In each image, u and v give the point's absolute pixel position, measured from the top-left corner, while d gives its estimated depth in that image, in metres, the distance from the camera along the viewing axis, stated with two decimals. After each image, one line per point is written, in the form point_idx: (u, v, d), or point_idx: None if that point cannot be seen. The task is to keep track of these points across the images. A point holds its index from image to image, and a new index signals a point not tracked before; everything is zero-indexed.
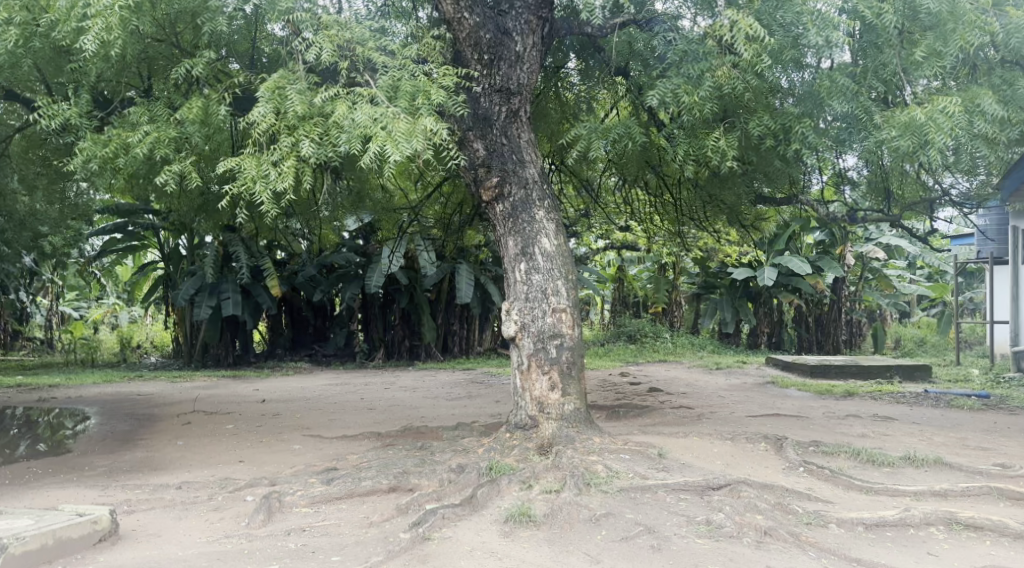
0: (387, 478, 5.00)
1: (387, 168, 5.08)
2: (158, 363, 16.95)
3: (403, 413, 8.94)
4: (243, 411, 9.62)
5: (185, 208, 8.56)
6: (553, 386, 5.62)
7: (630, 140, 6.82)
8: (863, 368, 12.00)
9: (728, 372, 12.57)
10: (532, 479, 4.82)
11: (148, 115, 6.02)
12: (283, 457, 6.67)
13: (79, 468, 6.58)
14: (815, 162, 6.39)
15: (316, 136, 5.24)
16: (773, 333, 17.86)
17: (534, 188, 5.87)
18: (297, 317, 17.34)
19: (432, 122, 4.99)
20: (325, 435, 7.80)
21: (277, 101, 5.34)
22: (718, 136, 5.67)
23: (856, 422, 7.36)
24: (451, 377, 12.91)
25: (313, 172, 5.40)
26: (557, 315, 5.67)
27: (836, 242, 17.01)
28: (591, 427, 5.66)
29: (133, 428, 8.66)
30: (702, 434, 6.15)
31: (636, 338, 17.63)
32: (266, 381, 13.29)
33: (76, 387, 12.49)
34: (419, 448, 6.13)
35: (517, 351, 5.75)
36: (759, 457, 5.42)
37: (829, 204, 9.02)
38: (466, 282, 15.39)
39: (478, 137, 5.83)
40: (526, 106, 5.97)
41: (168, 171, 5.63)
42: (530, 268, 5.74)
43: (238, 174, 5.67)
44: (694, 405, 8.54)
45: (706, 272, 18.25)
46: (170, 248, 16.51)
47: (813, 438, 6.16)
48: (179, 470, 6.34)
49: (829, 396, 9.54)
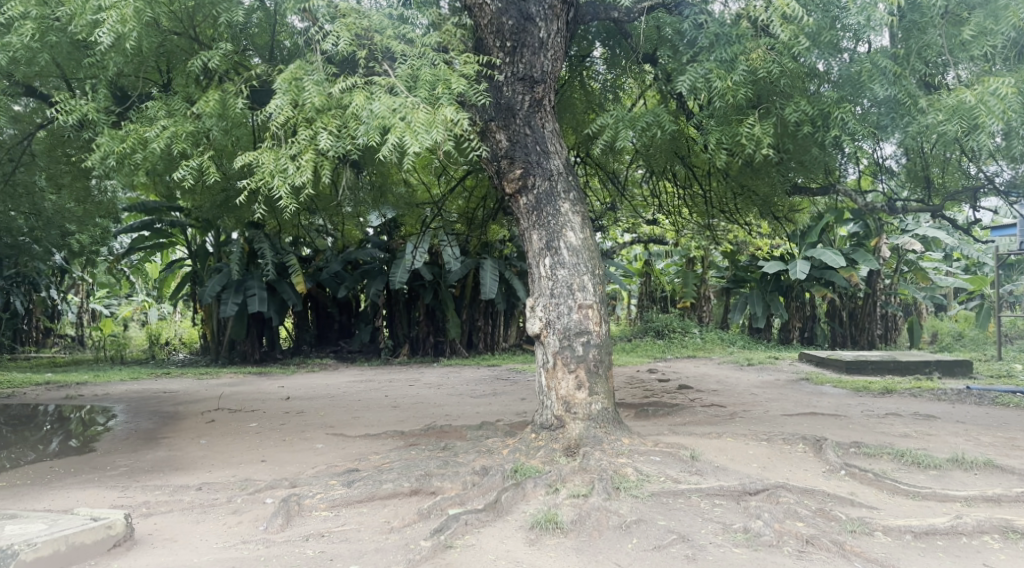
0: (409, 480, 4.84)
1: (407, 161, 4.91)
2: (186, 360, 17.01)
3: (428, 411, 8.80)
4: (267, 409, 9.55)
5: (207, 204, 8.48)
6: (580, 385, 5.41)
7: (659, 129, 6.60)
8: (900, 364, 11.62)
9: (759, 368, 12.28)
10: (559, 482, 4.63)
11: (165, 109, 5.92)
12: (305, 457, 6.56)
13: (101, 468, 6.52)
14: (854, 149, 6.11)
15: (334, 128, 5.10)
16: (805, 328, 17.50)
17: (559, 180, 5.66)
18: (323, 313, 17.31)
19: (452, 112, 4.80)
20: (348, 433, 7.68)
21: (294, 93, 5.19)
22: (752, 123, 5.42)
23: (897, 421, 7.07)
24: (476, 374, 12.77)
25: (332, 165, 5.27)
26: (584, 311, 5.47)
27: (869, 234, 16.61)
28: (619, 427, 5.46)
29: (157, 426, 8.63)
30: (736, 434, 5.92)
31: (664, 333, 17.36)
32: (291, 378, 13.25)
33: (104, 384, 12.53)
34: (442, 448, 5.97)
35: (542, 349, 5.56)
36: (798, 459, 5.18)
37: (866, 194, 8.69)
38: (491, 277, 15.25)
39: (501, 128, 5.65)
40: (550, 94, 5.76)
41: (186, 167, 5.52)
42: (555, 263, 5.55)
43: (256, 168, 5.54)
44: (725, 403, 8.30)
45: (736, 265, 17.91)
46: (196, 245, 16.55)
47: (853, 438, 5.90)
48: (200, 471, 6.25)
49: (866, 394, 9.24)
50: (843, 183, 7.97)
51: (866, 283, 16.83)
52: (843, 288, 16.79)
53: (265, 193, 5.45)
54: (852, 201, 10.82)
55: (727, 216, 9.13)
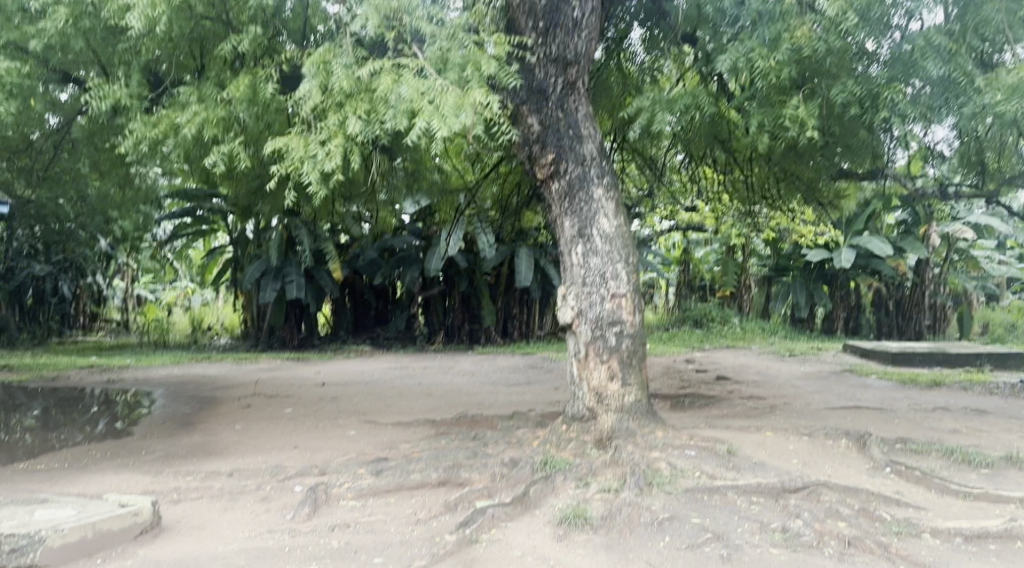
0: (437, 471, 4.76)
1: (436, 146, 4.79)
2: (226, 345, 17.25)
3: (461, 399, 8.75)
4: (302, 394, 9.59)
5: (242, 191, 8.50)
6: (613, 376, 5.27)
7: (697, 111, 6.41)
8: (949, 356, 11.24)
9: (801, 359, 11.99)
10: (589, 475, 4.50)
11: (197, 95, 5.90)
12: (336, 444, 6.54)
13: (137, 452, 6.58)
14: (903, 132, 5.82)
15: (364, 113, 5.00)
16: (850, 318, 17.12)
17: (593, 165, 5.49)
18: (360, 300, 17.38)
19: (482, 95, 4.67)
20: (380, 420, 7.66)
21: (323, 77, 5.12)
22: (796, 104, 5.19)
23: (945, 416, 6.79)
24: (512, 362, 12.70)
25: (362, 151, 5.19)
26: (617, 300, 5.31)
27: (919, 222, 16.07)
28: (654, 420, 5.30)
29: (194, 410, 8.72)
30: (775, 428, 5.72)
31: (702, 322, 17.10)
32: (327, 364, 13.33)
33: (146, 368, 12.73)
34: (473, 438, 5.88)
35: (574, 339, 5.43)
36: (840, 456, 4.97)
37: (916, 181, 8.39)
38: (526, 265, 15.17)
39: (533, 112, 5.49)
40: (584, 77, 5.59)
41: (217, 152, 5.51)
42: (588, 250, 5.40)
43: (286, 154, 5.49)
44: (765, 394, 8.09)
45: (778, 254, 17.53)
46: (237, 231, 16.70)
47: (898, 434, 5.66)
48: (233, 457, 6.26)
49: (913, 387, 8.94)
50: (894, 169, 7.75)
51: (914, 272, 16.46)
52: (889, 277, 16.36)
53: (295, 180, 5.42)
54: (903, 187, 10.41)
55: (768, 202, 8.87)
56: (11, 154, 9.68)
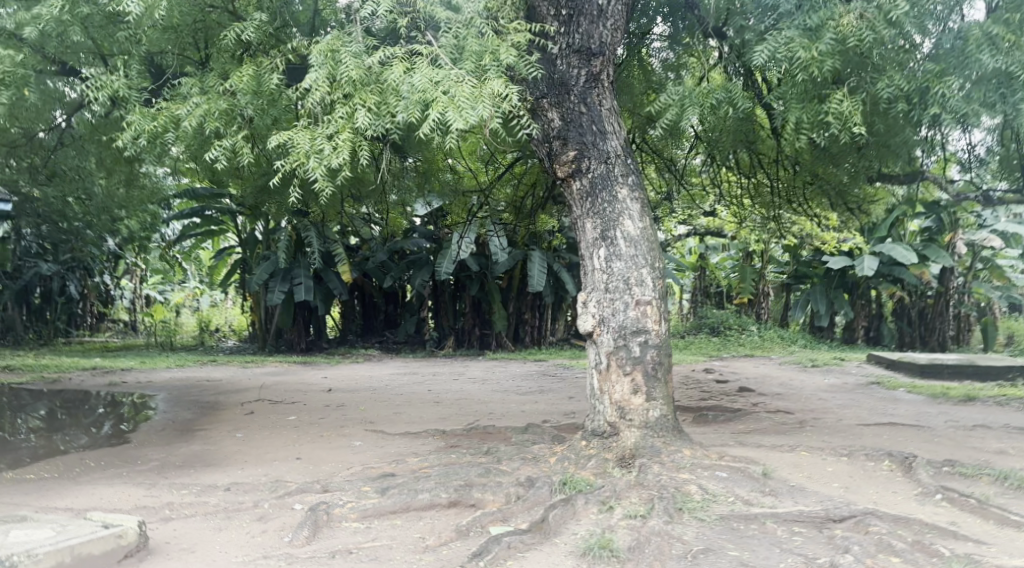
0: (447, 491, 4.41)
1: (448, 141, 4.45)
2: (234, 347, 16.98)
3: (472, 408, 8.41)
4: (308, 400, 9.27)
5: (247, 187, 8.20)
6: (636, 389, 4.91)
7: (728, 106, 6.05)
8: (979, 369, 10.81)
9: (824, 370, 11.55)
10: (613, 499, 4.16)
11: (198, 86, 5.58)
12: (341, 456, 6.20)
13: (132, 462, 6.27)
14: (951, 130, 5.37)
15: (373, 105, 4.67)
16: (871, 327, 16.70)
17: (617, 163, 5.14)
18: (369, 303, 17.08)
19: (500, 85, 4.34)
20: (388, 430, 7.32)
21: (331, 66, 4.81)
22: (839, 98, 4.80)
23: (987, 434, 6.37)
24: (524, 369, 12.35)
25: (371, 146, 4.86)
26: (642, 308, 4.96)
27: (944, 229, 15.55)
28: (680, 437, 4.93)
29: (196, 416, 8.41)
30: (809, 447, 5.33)
31: (719, 330, 16.72)
32: (335, 368, 13.01)
33: (149, 371, 12.45)
34: (485, 453, 5.52)
35: (594, 348, 5.08)
36: (884, 480, 4.58)
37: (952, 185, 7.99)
38: (539, 268, 14.82)
39: (554, 106, 5.15)
40: (609, 69, 5.24)
41: (218, 148, 5.21)
42: (611, 254, 5.05)
43: (290, 148, 5.17)
44: (791, 408, 7.69)
45: (797, 261, 17.15)
46: (246, 232, 16.45)
47: (943, 456, 5.25)
48: (232, 468, 5.93)
49: (946, 401, 8.54)
50: (928, 169, 7.39)
51: (938, 281, 15.87)
52: (912, 286, 15.90)
53: (299, 177, 5.13)
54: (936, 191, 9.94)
55: (795, 207, 8.51)
56: (13, 150, 9.45)
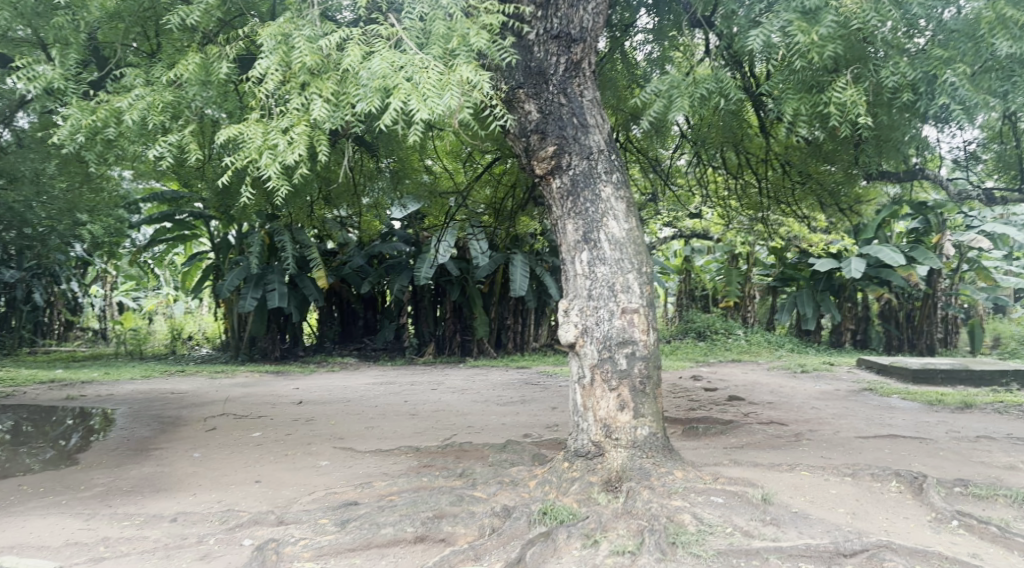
0: (414, 524, 3.98)
1: (413, 134, 4.02)
2: (206, 356, 16.40)
3: (449, 421, 7.97)
4: (277, 414, 8.78)
5: (208, 189, 7.71)
6: (623, 405, 4.49)
7: (720, 97, 5.63)
8: (973, 373, 10.51)
9: (814, 375, 11.20)
10: (597, 532, 3.75)
11: (143, 77, 5.13)
12: (304, 480, 5.73)
13: (75, 487, 5.77)
14: (949, 120, 4.99)
15: (330, 95, 4.27)
16: (858, 330, 16.40)
17: (600, 158, 4.73)
18: (346, 309, 16.56)
19: (470, 71, 3.92)
20: (359, 447, 6.87)
21: (284, 51, 4.37)
22: (842, 85, 4.38)
23: (994, 446, 6.00)
24: (505, 377, 11.92)
25: (329, 141, 4.44)
26: (628, 316, 4.55)
27: (931, 230, 15.31)
28: (671, 457, 4.52)
29: (154, 433, 7.90)
30: (810, 465, 4.92)
31: (705, 334, 16.36)
32: (309, 378, 12.50)
33: (112, 383, 11.86)
34: (459, 475, 5.08)
35: (577, 360, 4.64)
36: (893, 503, 4.18)
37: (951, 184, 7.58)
38: (521, 273, 14.39)
39: (530, 96, 4.72)
40: (590, 57, 4.82)
41: (163, 144, 4.74)
42: (594, 259, 4.63)
43: (240, 144, 4.72)
44: (784, 419, 7.30)
45: (784, 263, 16.86)
46: (218, 237, 15.91)
47: (953, 474, 4.86)
48: (184, 494, 5.47)
49: (942, 409, 8.21)
50: (925, 166, 7.04)
51: (925, 283, 15.60)
52: (900, 288, 15.61)
53: (252, 176, 4.70)
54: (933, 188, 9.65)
55: (785, 208, 8.16)
56: None
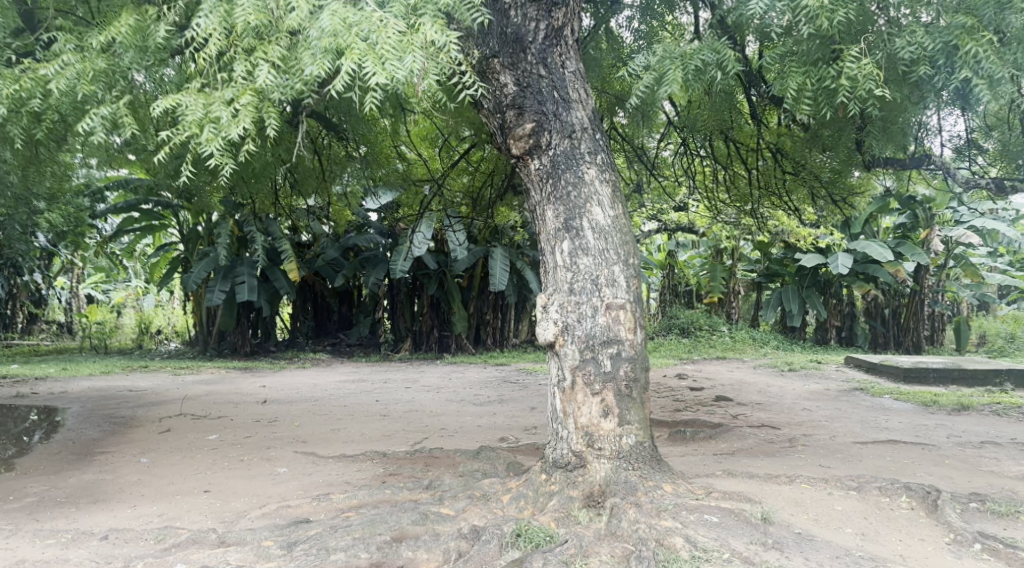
0: (368, 549, 3.50)
1: (370, 104, 3.52)
2: (172, 351, 15.74)
3: (421, 423, 7.47)
4: (238, 414, 8.24)
5: (160, 173, 7.13)
6: (607, 411, 4.03)
7: (717, 70, 5.13)
8: (965, 373, 10.17)
9: (802, 374, 10.82)
10: (578, 558, 3.30)
11: (74, 43, 4.57)
12: (257, 489, 5.23)
13: (4, 498, 5.22)
14: (963, 97, 4.58)
15: (278, 61, 3.80)
16: (843, 327, 16.14)
17: (583, 137, 4.26)
18: (320, 304, 16.03)
19: (435, 31, 3.44)
20: (321, 452, 6.36)
21: (225, 10, 3.86)
22: (855, 56, 3.92)
23: (1001, 453, 5.62)
24: (482, 375, 11.44)
25: (279, 114, 3.93)
26: (613, 313, 4.09)
27: (918, 225, 15.05)
28: (659, 469, 4.07)
29: (103, 435, 7.34)
30: (810, 476, 4.48)
31: (689, 331, 15.97)
32: (277, 375, 11.93)
33: (67, 380, 11.21)
34: (425, 487, 4.61)
35: (556, 362, 4.17)
36: (906, 522, 3.76)
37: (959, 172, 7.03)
38: (501, 267, 13.90)
39: (506, 66, 4.25)
40: (573, 23, 4.34)
41: (93, 116, 4.20)
42: (575, 249, 4.16)
43: (179, 117, 4.20)
44: (776, 422, 6.89)
45: (769, 258, 16.51)
46: (187, 228, 15.25)
47: (965, 487, 4.46)
48: (123, 506, 4.95)
49: (938, 411, 7.84)
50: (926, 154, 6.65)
51: (912, 279, 15.26)
52: (886, 284, 15.34)
53: (192, 152, 4.18)
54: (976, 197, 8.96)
55: (775, 201, 7.76)
56: None
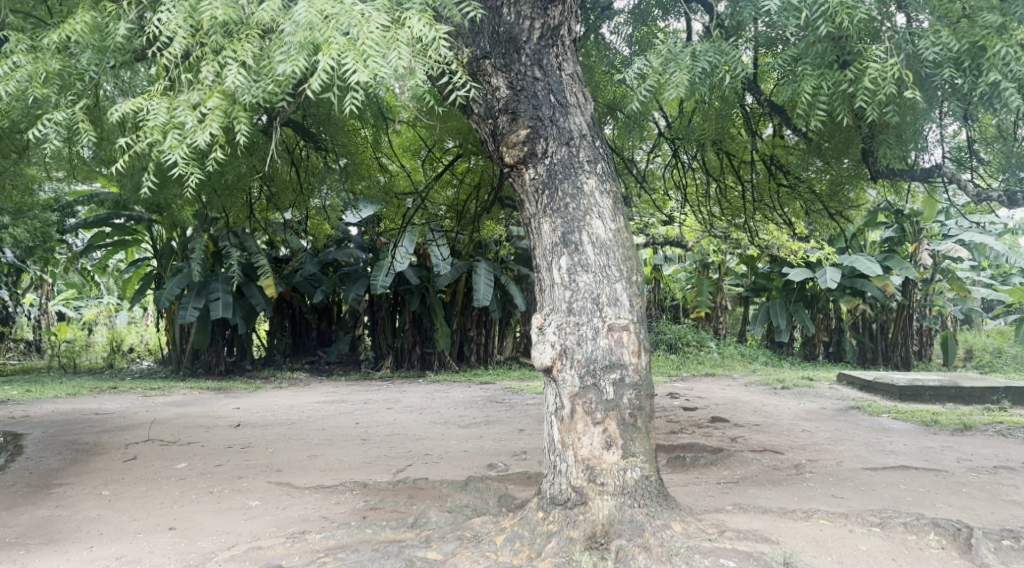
0: None
1: (348, 107, 3.17)
2: (145, 370, 15.19)
3: (403, 449, 7.07)
4: (210, 440, 7.79)
5: (126, 184, 6.71)
6: (610, 443, 3.66)
7: (724, 73, 4.78)
8: (961, 391, 9.92)
9: (796, 392, 10.51)
10: None
11: (26, 43, 4.19)
12: (228, 525, 4.82)
13: None
14: (985, 102, 4.28)
15: (249, 59, 3.44)
16: (830, 342, 15.94)
17: (582, 145, 3.94)
18: (298, 320, 15.60)
19: (423, 25, 3.09)
20: (299, 481, 5.95)
21: (190, 7, 3.49)
22: (876, 57, 3.65)
23: (1018, 479, 5.33)
24: (467, 395, 11.04)
25: (249, 118, 3.57)
26: (615, 334, 3.74)
27: (905, 238, 14.87)
28: (668, 506, 3.71)
29: (64, 464, 6.86)
30: (828, 510, 4.15)
31: (676, 347, 15.67)
32: (252, 396, 11.45)
33: (30, 402, 10.66)
34: (411, 525, 4.23)
35: (553, 388, 3.81)
36: (938, 564, 3.44)
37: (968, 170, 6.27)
38: (485, 282, 13.52)
39: (498, 69, 3.94)
40: (571, 23, 4.04)
41: (46, 123, 3.78)
42: (575, 265, 3.83)
43: (140, 122, 3.82)
44: (777, 445, 6.56)
45: (756, 273, 16.31)
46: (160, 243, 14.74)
47: (991, 520, 4.15)
48: (78, 548, 4.52)
49: (941, 432, 7.56)
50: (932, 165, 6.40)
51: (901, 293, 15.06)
52: (874, 298, 15.14)
53: (153, 162, 3.79)
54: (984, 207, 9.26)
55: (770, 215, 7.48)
56: None
